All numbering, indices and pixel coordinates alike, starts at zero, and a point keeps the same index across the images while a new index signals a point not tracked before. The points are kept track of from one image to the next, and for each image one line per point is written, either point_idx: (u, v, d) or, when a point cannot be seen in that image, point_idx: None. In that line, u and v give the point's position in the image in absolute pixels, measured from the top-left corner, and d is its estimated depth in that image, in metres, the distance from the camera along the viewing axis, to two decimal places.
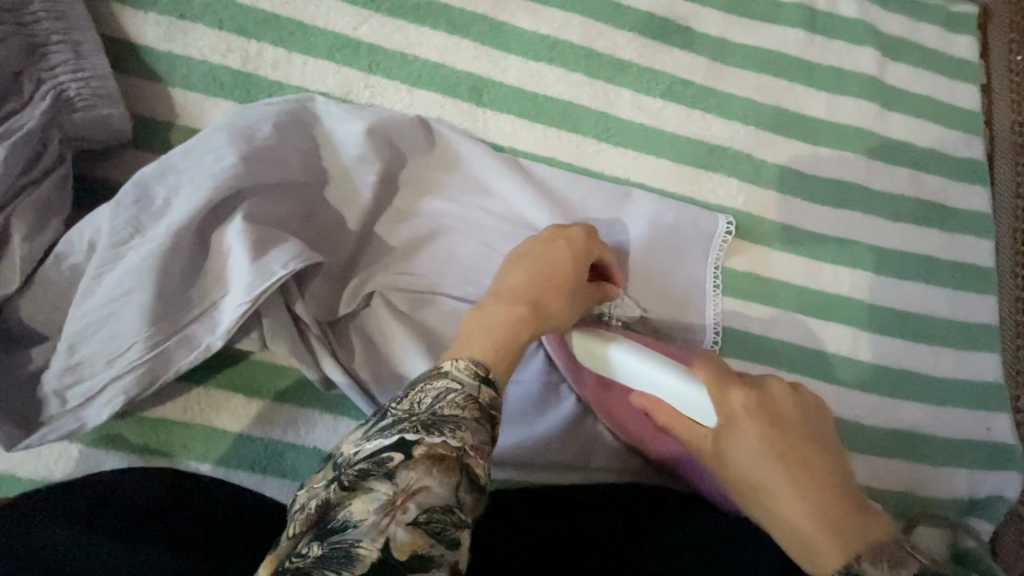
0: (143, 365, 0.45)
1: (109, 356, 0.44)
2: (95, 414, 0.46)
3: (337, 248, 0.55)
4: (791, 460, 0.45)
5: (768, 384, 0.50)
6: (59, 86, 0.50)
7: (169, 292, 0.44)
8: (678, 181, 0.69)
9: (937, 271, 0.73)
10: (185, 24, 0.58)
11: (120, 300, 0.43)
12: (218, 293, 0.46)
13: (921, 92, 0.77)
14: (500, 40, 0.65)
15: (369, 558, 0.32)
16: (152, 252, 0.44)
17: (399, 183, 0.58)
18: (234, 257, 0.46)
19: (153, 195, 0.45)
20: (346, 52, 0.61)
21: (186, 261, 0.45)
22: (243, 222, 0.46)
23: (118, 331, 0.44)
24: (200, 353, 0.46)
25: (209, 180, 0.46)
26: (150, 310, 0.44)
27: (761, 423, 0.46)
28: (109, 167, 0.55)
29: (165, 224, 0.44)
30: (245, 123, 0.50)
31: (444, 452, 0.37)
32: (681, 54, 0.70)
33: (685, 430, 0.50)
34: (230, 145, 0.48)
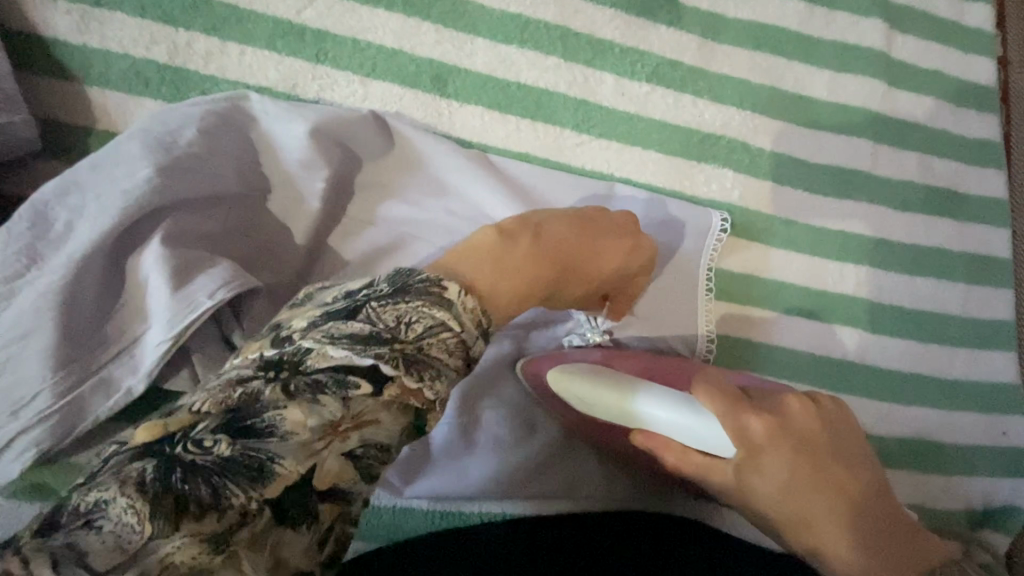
0: (54, 414, 0.39)
1: (12, 408, 0.38)
2: (7, 469, 0.40)
3: (282, 266, 0.49)
4: (819, 479, 0.44)
5: (786, 402, 0.46)
6: None
7: (77, 331, 0.39)
8: (668, 174, 0.62)
9: (950, 264, 0.68)
10: (101, 11, 0.50)
11: (18, 344, 0.37)
12: (137, 329, 0.40)
13: (932, 67, 0.70)
14: (464, 21, 0.58)
15: (284, 479, 0.29)
16: (54, 286, 0.38)
17: (353, 189, 0.52)
18: (153, 287, 0.40)
19: (52, 218, 0.39)
20: (289, 40, 0.54)
21: (97, 294, 0.39)
22: (162, 246, 0.40)
23: (18, 379, 0.38)
24: (121, 398, 0.40)
25: (118, 200, 0.40)
26: (55, 353, 0.38)
27: (789, 452, 0.44)
28: (21, 181, 0.49)
29: (69, 253, 0.38)
30: (163, 128, 0.43)
31: (412, 398, 0.33)
32: (669, 32, 0.63)
33: (701, 467, 0.45)
34: (144, 155, 0.42)
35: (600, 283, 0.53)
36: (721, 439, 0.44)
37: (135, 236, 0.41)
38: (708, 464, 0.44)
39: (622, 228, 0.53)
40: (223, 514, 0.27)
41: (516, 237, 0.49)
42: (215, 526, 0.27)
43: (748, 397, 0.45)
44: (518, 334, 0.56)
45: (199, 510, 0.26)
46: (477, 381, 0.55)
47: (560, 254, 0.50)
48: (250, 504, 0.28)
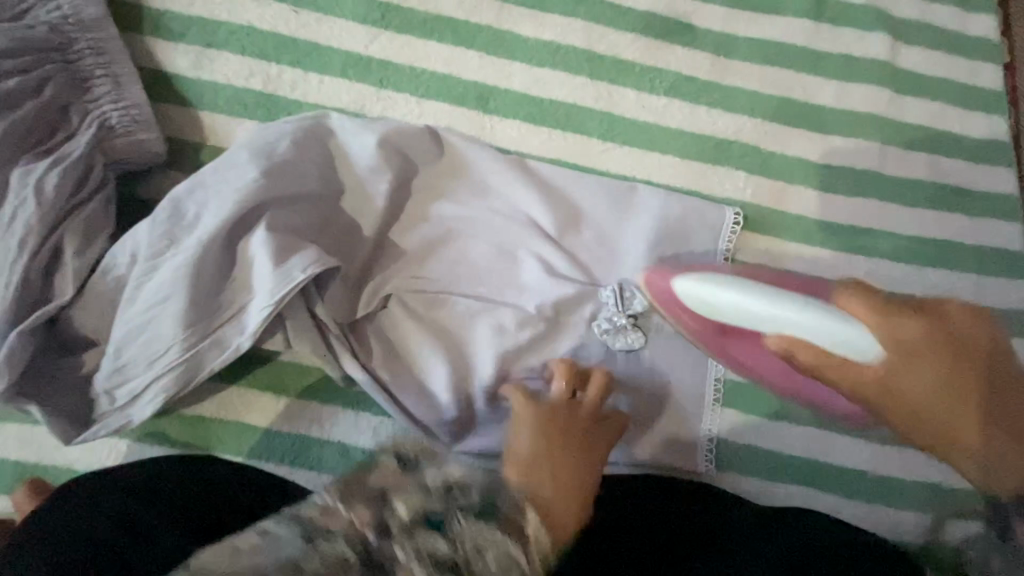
0: (179, 366, 0.49)
1: (149, 359, 0.49)
2: (140, 411, 0.50)
3: (352, 251, 0.58)
4: (963, 385, 0.46)
5: (947, 305, 0.48)
6: (102, 114, 0.55)
7: (200, 298, 0.48)
8: (685, 175, 0.69)
9: (961, 255, 0.72)
10: (213, 52, 0.63)
11: (157, 307, 0.48)
12: (244, 298, 0.50)
13: (937, 74, 0.76)
14: (504, 49, 0.68)
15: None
16: (184, 262, 0.48)
17: (413, 190, 0.62)
18: (260, 264, 0.49)
19: (184, 210, 0.50)
20: (358, 69, 0.65)
21: (215, 269, 0.49)
22: (265, 232, 0.50)
23: (156, 335, 0.48)
24: (230, 354, 0.50)
25: (234, 196, 0.50)
26: (184, 315, 0.48)
27: (945, 357, 0.46)
28: (148, 187, 0.59)
29: (196, 237, 0.49)
30: (265, 140, 0.54)
31: (527, 523, 0.37)
32: (684, 51, 0.71)
33: (840, 372, 0.46)
34: (252, 161, 0.52)
35: (601, 430, 0.54)
36: (869, 345, 0.45)
37: (243, 225, 0.51)
38: (847, 366, 0.46)
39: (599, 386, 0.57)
40: None
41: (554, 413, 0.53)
42: None
43: (915, 306, 0.47)
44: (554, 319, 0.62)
45: None
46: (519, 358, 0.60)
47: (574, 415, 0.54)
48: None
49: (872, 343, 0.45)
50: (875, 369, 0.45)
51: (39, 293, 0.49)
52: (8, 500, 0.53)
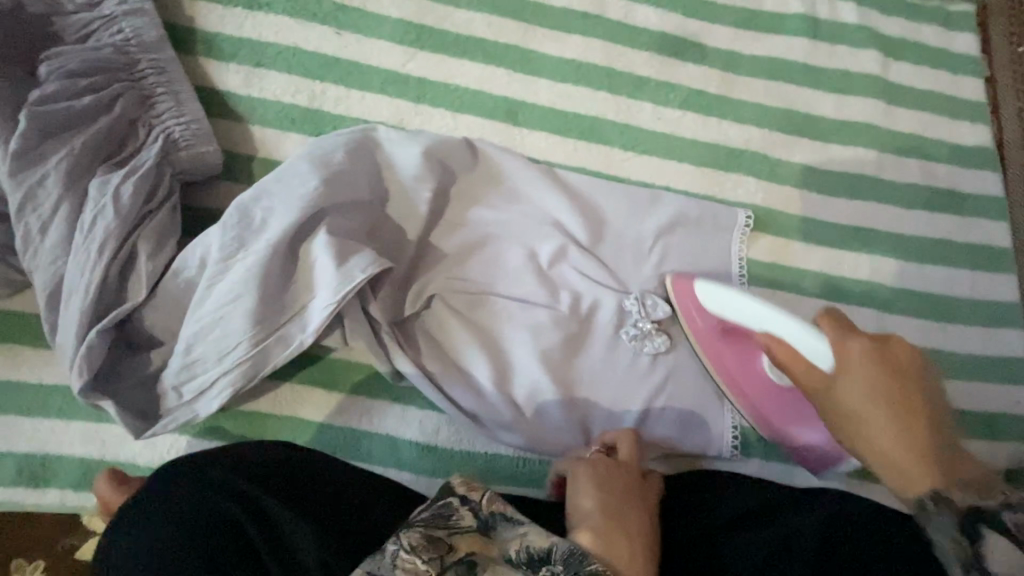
0: (247, 361, 0.52)
1: (218, 355, 0.52)
2: (206, 405, 0.53)
3: (398, 255, 0.62)
4: (894, 400, 0.46)
5: (920, 368, 0.48)
6: (167, 129, 0.58)
7: (269, 297, 0.52)
8: (701, 182, 0.74)
9: (955, 252, 0.77)
10: (261, 71, 0.67)
11: (228, 306, 0.51)
12: (306, 297, 0.53)
13: (926, 86, 0.82)
14: (531, 66, 0.73)
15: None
16: (253, 263, 0.51)
17: (453, 197, 0.66)
18: (323, 264, 0.53)
19: (252, 216, 0.53)
20: (396, 86, 0.70)
21: (282, 270, 0.53)
22: (327, 236, 0.54)
23: (226, 333, 0.51)
24: (294, 350, 0.53)
25: (298, 201, 0.54)
26: (254, 313, 0.51)
27: (879, 370, 0.47)
28: (204, 196, 0.63)
29: (265, 239, 0.52)
30: (323, 151, 0.58)
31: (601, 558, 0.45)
32: (695, 68, 0.77)
33: (802, 371, 0.52)
34: (312, 170, 0.56)
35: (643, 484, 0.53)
36: (823, 352, 0.51)
37: (305, 229, 0.55)
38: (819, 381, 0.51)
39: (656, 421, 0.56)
40: None
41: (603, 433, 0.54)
42: None
43: (899, 345, 0.48)
44: (584, 313, 0.66)
45: None
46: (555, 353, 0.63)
47: (622, 462, 0.55)
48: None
49: (826, 353, 0.51)
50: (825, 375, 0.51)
51: (115, 294, 0.53)
52: (75, 494, 0.55)
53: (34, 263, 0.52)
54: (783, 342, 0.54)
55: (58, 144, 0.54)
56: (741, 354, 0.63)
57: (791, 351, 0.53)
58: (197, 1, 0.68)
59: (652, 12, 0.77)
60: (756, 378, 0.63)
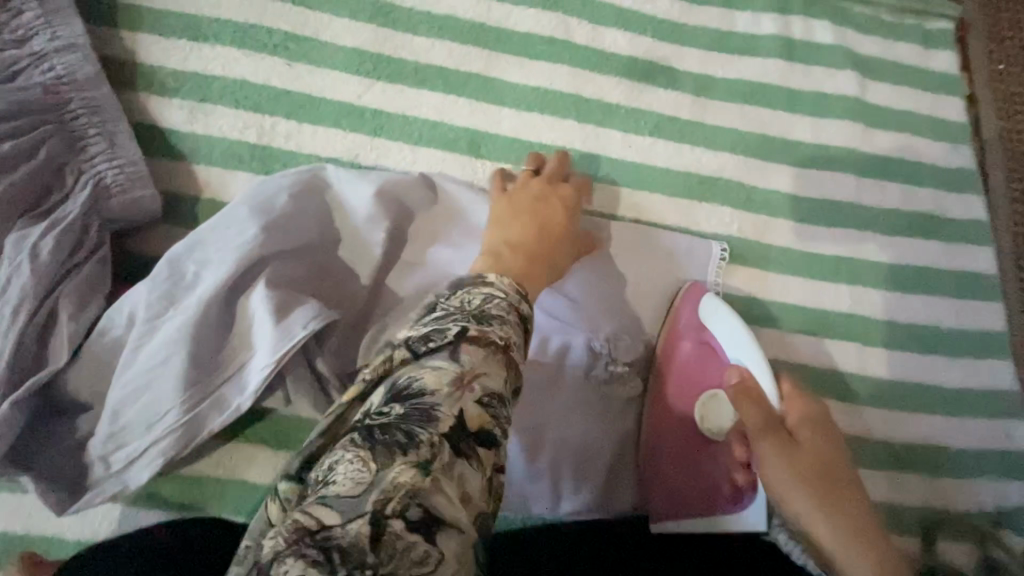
0: (179, 427, 0.48)
1: (147, 423, 0.48)
2: (137, 475, 0.50)
3: (351, 300, 0.59)
4: (829, 488, 0.55)
5: (846, 465, 0.57)
6: (97, 173, 0.54)
7: (201, 358, 0.49)
8: (673, 213, 0.71)
9: (938, 280, 0.74)
10: (207, 106, 0.64)
11: (156, 370, 0.48)
12: (243, 356, 0.50)
13: (905, 107, 0.80)
14: (494, 95, 0.70)
15: (385, 418, 0.35)
16: (183, 322, 0.48)
17: (412, 236, 0.62)
18: (262, 321, 0.50)
19: (184, 270, 0.50)
20: (351, 119, 0.67)
21: (217, 328, 0.50)
22: (266, 289, 0.50)
23: (155, 398, 0.48)
24: (230, 414, 0.50)
25: (234, 253, 0.51)
26: (185, 376, 0.48)
27: (816, 453, 0.56)
28: (142, 242, 0.59)
29: (197, 296, 0.49)
30: (265, 195, 0.54)
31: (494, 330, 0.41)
32: (666, 93, 0.74)
33: (755, 408, 0.56)
34: (252, 217, 0.53)
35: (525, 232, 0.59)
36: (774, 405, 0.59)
37: (244, 282, 0.51)
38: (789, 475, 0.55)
39: (541, 191, 0.63)
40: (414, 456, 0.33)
41: (499, 252, 0.56)
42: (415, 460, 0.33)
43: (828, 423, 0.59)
44: (548, 356, 0.64)
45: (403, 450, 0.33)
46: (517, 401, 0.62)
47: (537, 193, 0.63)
48: (434, 438, 0.34)
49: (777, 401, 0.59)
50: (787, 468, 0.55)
51: (34, 358, 0.49)
52: None
53: None
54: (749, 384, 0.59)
55: None
56: (692, 364, 0.66)
57: (745, 387, 0.57)
58: (138, 34, 0.64)
59: (621, 36, 0.74)
60: (685, 394, 0.65)
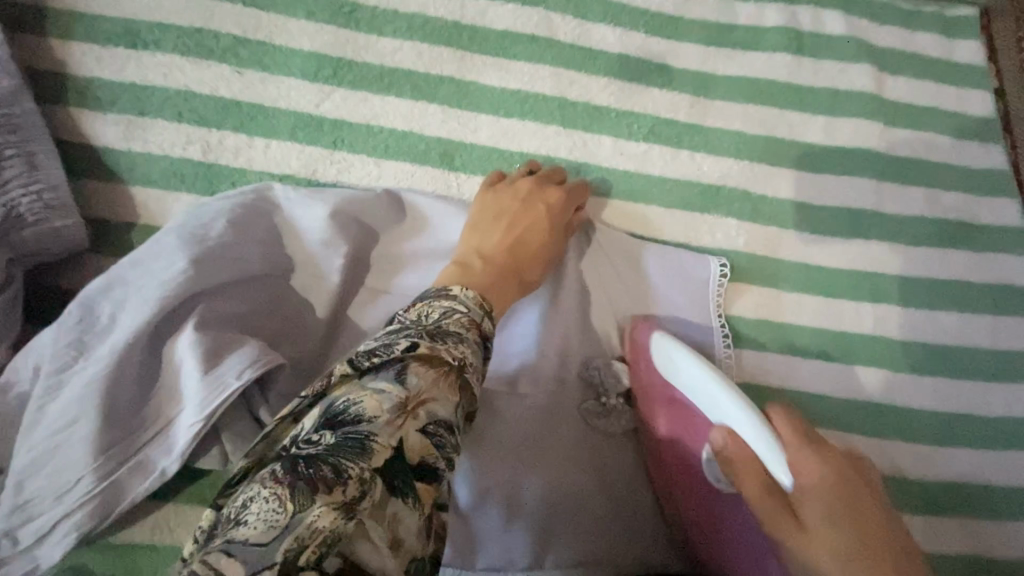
0: (94, 498, 0.43)
1: (58, 494, 0.42)
2: (50, 552, 0.43)
3: (302, 340, 0.51)
4: (871, 553, 0.37)
5: (871, 490, 0.41)
6: (12, 203, 0.48)
7: (118, 418, 0.43)
8: (672, 227, 0.64)
9: (973, 294, 0.66)
10: (145, 120, 0.57)
11: (65, 432, 0.42)
12: (171, 411, 0.44)
13: (927, 103, 0.72)
14: (469, 100, 0.63)
15: (319, 441, 0.33)
16: (94, 375, 0.42)
17: (376, 262, 0.55)
18: (188, 374, 0.43)
19: (98, 311, 0.44)
20: (308, 131, 0.60)
21: (136, 381, 0.44)
22: (194, 331, 0.44)
23: (66, 464, 0.42)
24: (156, 479, 0.44)
25: (155, 291, 0.44)
26: (97, 440, 0.42)
27: (831, 499, 0.40)
28: (70, 275, 0.52)
29: (110, 345, 0.43)
30: (196, 222, 0.47)
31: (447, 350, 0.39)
32: (661, 94, 0.67)
33: (744, 470, 0.44)
34: (180, 248, 0.46)
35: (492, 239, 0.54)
36: (775, 463, 0.44)
37: (170, 326, 0.45)
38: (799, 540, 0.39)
39: (526, 194, 0.56)
40: (346, 489, 0.31)
41: (469, 263, 0.51)
42: (340, 498, 0.31)
43: (839, 450, 0.43)
44: (532, 393, 0.57)
45: (328, 486, 0.31)
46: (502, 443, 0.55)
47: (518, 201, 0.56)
48: (364, 474, 0.32)
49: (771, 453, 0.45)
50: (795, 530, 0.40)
51: None
52: None
53: None
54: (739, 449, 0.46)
55: None
56: (675, 432, 0.56)
57: (751, 461, 0.45)
58: (70, 42, 0.58)
59: (610, 32, 0.67)
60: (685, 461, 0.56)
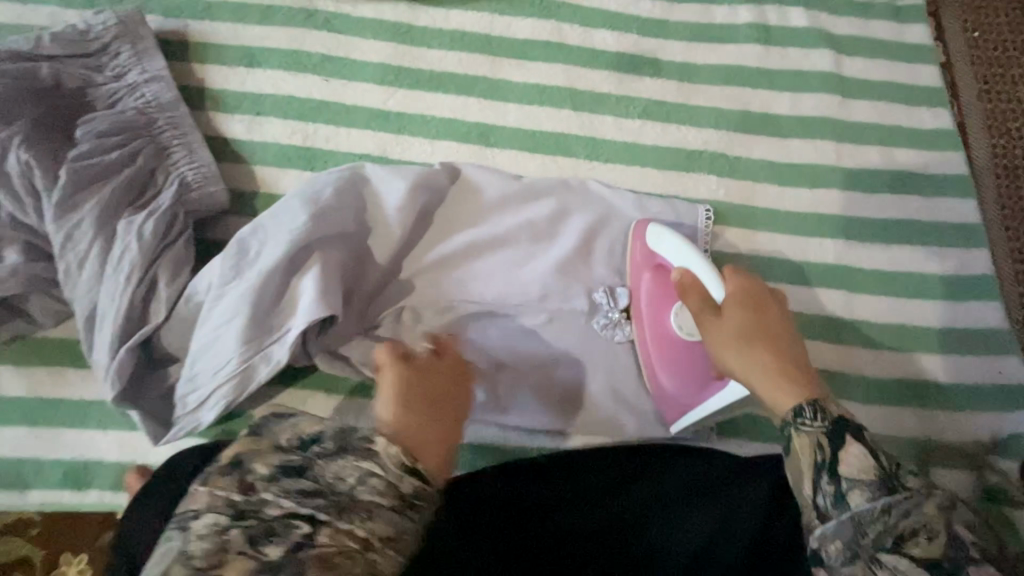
0: (234, 376, 0.60)
1: (214, 372, 0.60)
2: (203, 416, 0.61)
3: (370, 272, 0.69)
4: (756, 332, 0.56)
5: (775, 303, 0.59)
6: (182, 174, 0.67)
7: (257, 320, 0.60)
8: (663, 183, 0.80)
9: (922, 230, 0.80)
10: (262, 118, 0.77)
11: (225, 327, 0.60)
12: (289, 320, 0.61)
13: (881, 78, 0.86)
14: (499, 93, 0.81)
15: (332, 516, 0.43)
16: (246, 290, 0.60)
17: (434, 218, 0.72)
18: (305, 296, 0.61)
19: (249, 248, 0.62)
20: (379, 121, 0.79)
21: (270, 298, 0.61)
22: (315, 270, 0.62)
23: (223, 350, 0.60)
24: (273, 367, 0.60)
25: (288, 237, 0.62)
26: (243, 335, 0.60)
27: (744, 308, 0.58)
28: (215, 229, 0.72)
29: (257, 270, 0.61)
30: (314, 190, 0.65)
31: (380, 444, 0.46)
32: (652, 81, 0.83)
33: (696, 294, 0.60)
34: (304, 209, 0.64)
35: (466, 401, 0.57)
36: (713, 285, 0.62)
37: (295, 263, 0.63)
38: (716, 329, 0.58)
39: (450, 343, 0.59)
40: (320, 550, 0.42)
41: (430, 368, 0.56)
42: (319, 557, 0.41)
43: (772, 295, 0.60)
44: (551, 312, 0.72)
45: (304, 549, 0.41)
46: (517, 361, 0.71)
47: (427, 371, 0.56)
48: (333, 537, 0.42)
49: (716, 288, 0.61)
50: (714, 324, 0.58)
51: (139, 317, 0.62)
52: (111, 494, 0.63)
53: (73, 293, 0.62)
54: (692, 300, 0.60)
55: (92, 194, 0.64)
56: (659, 295, 0.70)
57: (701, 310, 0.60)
58: (206, 65, 0.79)
59: (609, 35, 0.85)
60: (660, 327, 0.69)
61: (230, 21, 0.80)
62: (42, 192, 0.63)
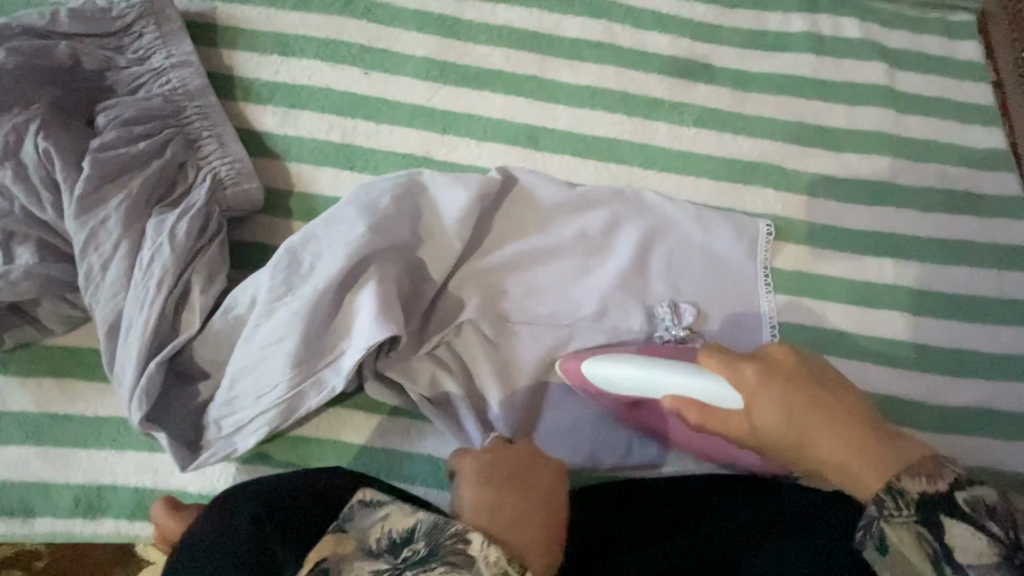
0: (282, 403, 0.54)
1: (258, 395, 0.55)
2: (243, 441, 0.55)
3: (421, 286, 0.64)
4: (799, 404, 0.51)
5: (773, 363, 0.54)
6: (213, 170, 0.61)
7: (309, 341, 0.55)
8: (720, 195, 0.76)
9: (979, 252, 0.78)
10: (296, 111, 0.72)
11: (273, 346, 0.54)
12: (344, 343, 0.56)
13: (933, 95, 0.84)
14: (549, 94, 0.77)
15: None
16: (299, 307, 0.55)
17: (487, 228, 0.68)
18: (364, 316, 0.55)
19: (301, 260, 0.57)
20: (423, 119, 0.74)
21: (324, 316, 0.56)
22: (373, 287, 0.56)
23: (270, 370, 0.54)
24: (326, 394, 0.55)
25: (345, 250, 0.57)
26: (295, 357, 0.54)
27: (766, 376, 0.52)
28: (245, 230, 0.67)
29: (312, 285, 0.55)
30: (371, 198, 0.60)
31: (471, 545, 0.49)
32: (706, 88, 0.80)
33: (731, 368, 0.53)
34: (361, 217, 0.58)
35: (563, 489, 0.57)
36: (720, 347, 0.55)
37: (351, 277, 0.57)
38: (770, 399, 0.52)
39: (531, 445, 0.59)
40: None
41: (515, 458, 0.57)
42: None
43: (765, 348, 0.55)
44: (607, 331, 0.67)
45: None
46: None
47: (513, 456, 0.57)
48: None
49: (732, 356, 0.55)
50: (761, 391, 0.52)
51: (169, 329, 0.56)
52: (128, 524, 0.56)
53: (94, 299, 0.56)
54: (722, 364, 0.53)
55: (117, 189, 0.58)
56: None
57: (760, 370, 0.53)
58: (236, 51, 0.73)
59: (662, 38, 0.81)
60: None
61: (262, 5, 0.74)
62: (61, 185, 0.56)
